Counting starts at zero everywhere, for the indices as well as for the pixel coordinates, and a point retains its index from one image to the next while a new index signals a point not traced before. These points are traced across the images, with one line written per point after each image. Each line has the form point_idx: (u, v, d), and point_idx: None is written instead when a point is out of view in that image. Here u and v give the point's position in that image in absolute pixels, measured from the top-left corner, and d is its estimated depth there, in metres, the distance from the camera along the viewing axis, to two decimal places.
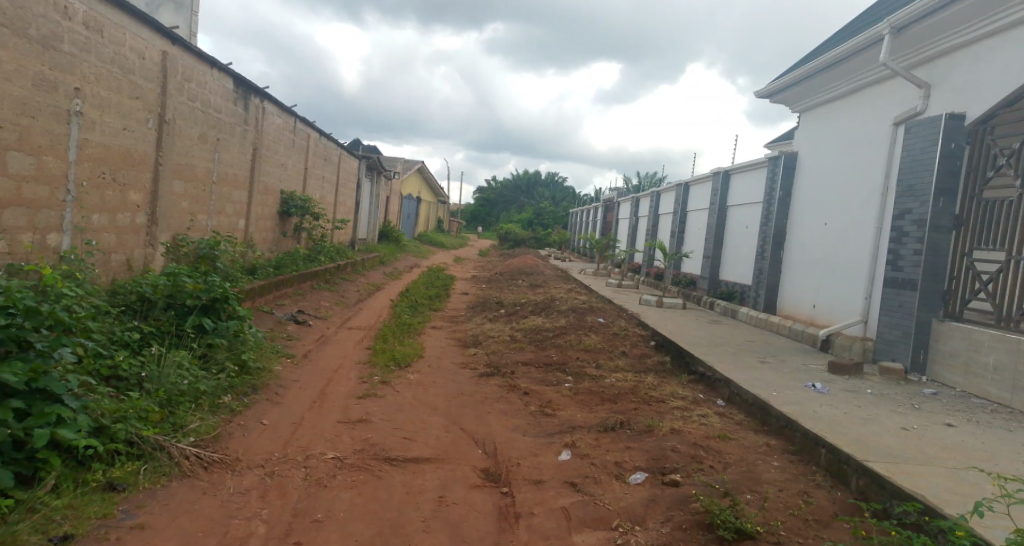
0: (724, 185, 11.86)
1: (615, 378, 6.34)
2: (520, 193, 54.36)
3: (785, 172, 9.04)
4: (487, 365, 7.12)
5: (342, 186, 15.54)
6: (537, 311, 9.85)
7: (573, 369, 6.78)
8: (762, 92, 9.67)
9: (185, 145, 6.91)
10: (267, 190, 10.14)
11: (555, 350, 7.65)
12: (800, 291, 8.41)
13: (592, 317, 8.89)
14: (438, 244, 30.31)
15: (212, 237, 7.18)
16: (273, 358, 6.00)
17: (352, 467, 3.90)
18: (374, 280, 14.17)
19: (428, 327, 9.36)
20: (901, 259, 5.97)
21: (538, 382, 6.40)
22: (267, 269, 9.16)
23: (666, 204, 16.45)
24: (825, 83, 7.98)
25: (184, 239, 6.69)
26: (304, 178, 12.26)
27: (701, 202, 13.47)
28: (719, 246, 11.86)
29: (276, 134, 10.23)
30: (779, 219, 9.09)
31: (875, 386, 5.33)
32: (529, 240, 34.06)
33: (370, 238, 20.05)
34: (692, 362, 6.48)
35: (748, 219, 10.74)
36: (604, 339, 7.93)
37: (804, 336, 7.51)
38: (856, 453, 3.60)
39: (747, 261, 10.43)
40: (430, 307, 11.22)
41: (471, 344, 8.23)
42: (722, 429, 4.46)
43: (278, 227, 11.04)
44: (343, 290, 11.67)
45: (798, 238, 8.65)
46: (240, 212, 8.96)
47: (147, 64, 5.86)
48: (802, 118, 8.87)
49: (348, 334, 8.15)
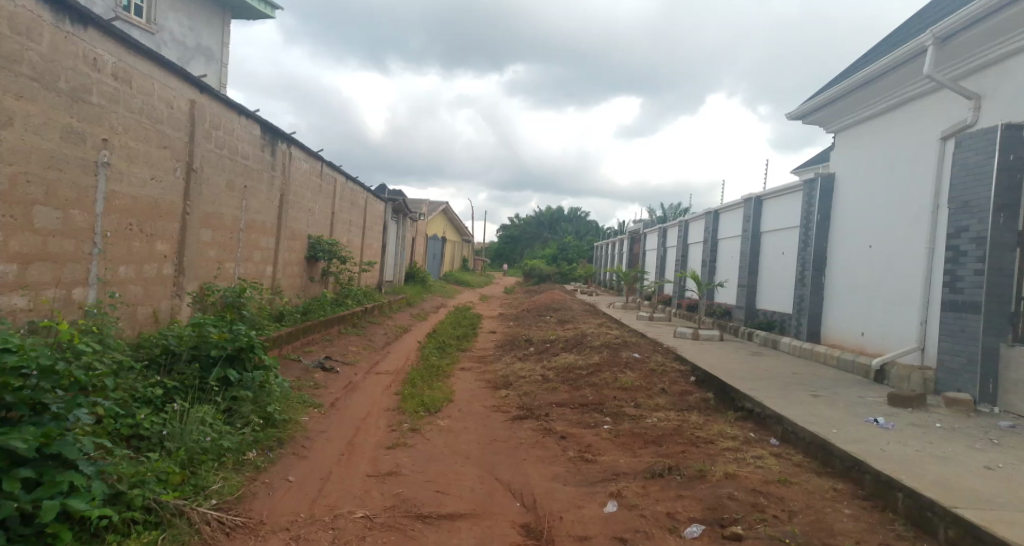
0: (756, 210, 11.56)
1: (657, 418, 5.98)
2: (543, 229, 54.49)
3: (822, 194, 8.73)
4: (520, 407, 6.82)
5: (368, 229, 15.66)
6: (569, 348, 9.54)
7: (611, 409, 6.44)
8: (793, 114, 9.44)
9: (212, 194, 6.96)
10: (294, 236, 10.21)
11: (590, 389, 7.32)
12: (846, 319, 7.95)
13: (627, 352, 8.56)
14: (465, 284, 30.33)
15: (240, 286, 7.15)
16: (301, 408, 5.83)
17: (382, 526, 3.64)
18: (401, 322, 14.05)
19: (457, 369, 9.11)
20: (960, 280, 5.55)
21: (575, 424, 6.07)
22: (295, 315, 9.10)
23: (695, 233, 16.12)
24: (863, 100, 7.74)
25: (212, 286, 6.64)
26: (331, 223, 12.36)
27: (732, 229, 13.14)
28: (754, 274, 11.46)
29: (303, 179, 10.35)
30: (818, 243, 8.72)
31: (943, 419, 4.85)
32: (555, 276, 33.86)
33: (397, 280, 20.11)
34: (739, 398, 6.08)
35: (784, 245, 10.37)
36: (641, 376, 7.57)
37: (855, 366, 7.03)
38: (940, 498, 3.19)
39: (786, 288, 10.00)
40: (458, 348, 10.99)
41: (502, 385, 7.95)
42: (782, 472, 4.08)
43: (305, 272, 11.07)
44: (370, 334, 11.56)
45: (841, 262, 8.26)
46: (267, 259, 8.99)
47: (175, 113, 5.96)
48: (838, 138, 8.60)
49: (376, 380, 7.97)
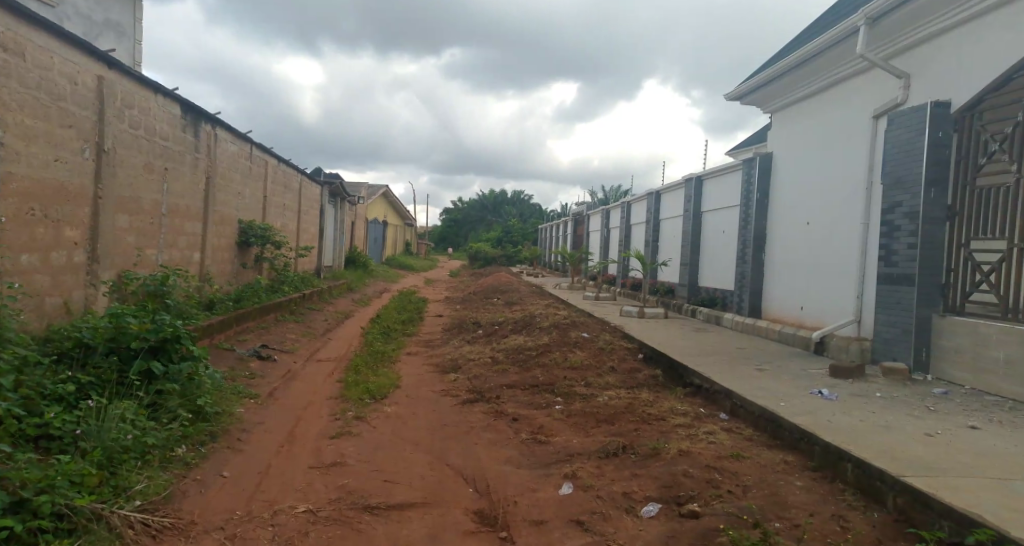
0: (697, 190, 11.77)
1: (608, 396, 5.96)
2: (487, 212, 54.20)
3: (761, 173, 8.95)
4: (469, 391, 6.66)
5: (304, 212, 14.94)
6: (517, 329, 9.44)
7: (562, 389, 6.37)
8: (732, 94, 9.58)
9: (128, 177, 6.32)
10: (223, 219, 9.55)
11: (540, 370, 7.25)
12: (786, 295, 8.21)
13: (576, 332, 8.53)
14: (408, 268, 29.73)
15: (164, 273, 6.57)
16: (234, 399, 5.43)
17: (327, 520, 3.40)
18: (343, 308, 13.55)
19: (403, 354, 8.84)
20: (895, 254, 5.79)
21: (526, 406, 5.97)
22: (227, 302, 8.54)
23: (637, 214, 16.34)
24: (799, 80, 7.92)
25: (129, 272, 6.05)
26: (263, 206, 11.67)
27: (674, 210, 13.37)
28: (696, 252, 11.72)
29: (231, 161, 9.68)
30: (758, 221, 8.96)
31: (881, 388, 5.04)
32: (500, 258, 33.79)
33: (337, 265, 19.41)
34: (687, 374, 6.15)
35: (725, 224, 10.62)
36: (590, 355, 7.55)
37: (795, 340, 7.28)
38: (889, 467, 3.28)
39: (727, 266, 10.26)
40: (404, 333, 10.69)
41: (450, 369, 7.76)
42: (734, 447, 4.11)
43: (237, 258, 10.41)
44: (310, 320, 11.06)
45: (780, 240, 8.51)
46: (194, 244, 8.35)
47: (81, 90, 5.33)
48: (775, 119, 8.79)
49: (318, 368, 7.59)
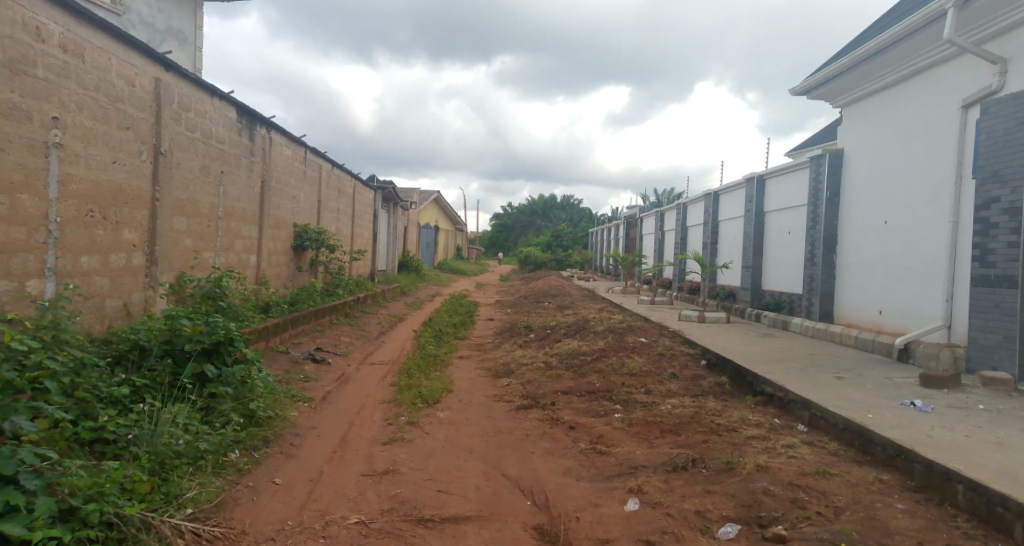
0: (759, 188, 11.18)
1: (671, 405, 5.61)
2: (537, 217, 54.01)
3: (830, 169, 8.36)
4: (523, 396, 6.44)
5: (358, 217, 15.15)
6: (571, 333, 9.16)
7: (620, 397, 6.05)
8: (798, 89, 9.03)
9: (184, 180, 6.47)
10: (279, 224, 9.74)
11: (597, 376, 6.95)
12: (862, 300, 7.59)
13: (633, 337, 8.18)
14: (459, 272, 29.86)
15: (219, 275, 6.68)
16: (288, 403, 5.41)
17: (380, 533, 3.23)
18: (396, 311, 13.62)
19: (455, 358, 8.72)
20: (993, 253, 5.18)
21: (583, 414, 5.70)
22: (282, 306, 8.66)
23: (695, 214, 15.73)
24: (874, 71, 7.35)
25: (188, 276, 6.17)
26: (317, 211, 11.88)
27: (734, 208, 12.77)
28: (760, 253, 11.11)
29: (285, 165, 9.86)
30: (828, 220, 8.36)
31: (983, 399, 4.48)
32: (550, 262, 33.52)
33: (390, 269, 19.65)
34: (757, 381, 5.71)
35: (790, 224, 10.00)
36: (649, 361, 7.19)
37: (875, 346, 6.68)
38: (1009, 492, 2.83)
39: (795, 267, 9.65)
40: (456, 336, 10.59)
41: (503, 373, 7.56)
42: (819, 463, 3.71)
43: (293, 262, 10.60)
44: (363, 323, 11.14)
45: (853, 241, 7.90)
46: (250, 247, 8.52)
47: (138, 92, 5.47)
48: (847, 113, 8.20)
49: (371, 370, 7.57)
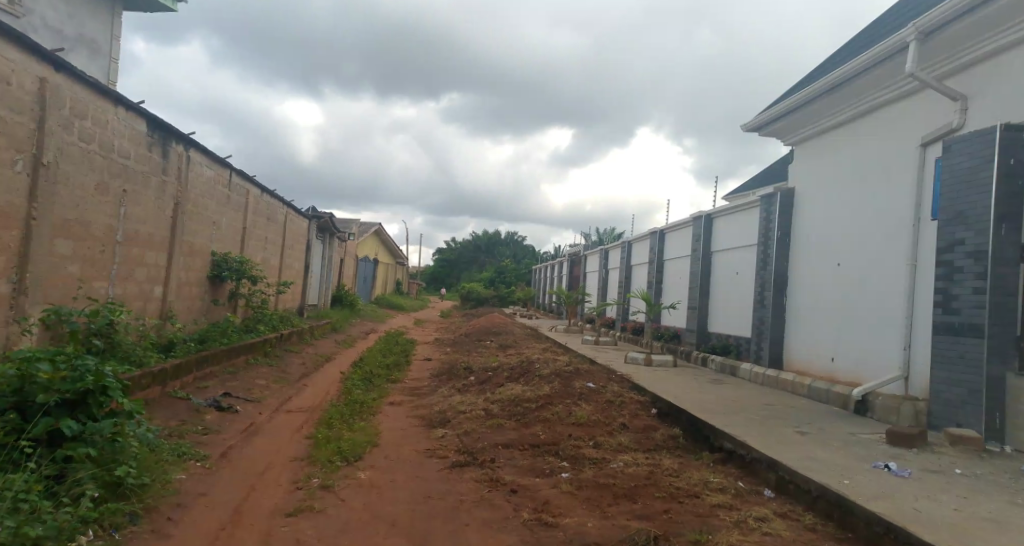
0: (707, 229, 11.16)
1: (622, 463, 5.05)
2: (480, 253, 53.64)
3: (783, 210, 8.35)
4: (460, 451, 5.74)
5: (287, 246, 14.11)
6: (514, 377, 8.53)
7: (568, 452, 5.45)
8: (750, 126, 9.08)
9: (74, 198, 5.51)
10: (193, 250, 8.71)
11: (541, 426, 6.34)
12: (814, 344, 7.44)
13: (580, 381, 7.64)
14: (398, 308, 28.77)
15: (107, 309, 5.65)
16: (173, 469, 4.45)
17: None
18: (324, 350, 12.57)
19: (385, 404, 7.88)
20: (956, 300, 5.03)
21: (526, 472, 5.05)
22: (188, 344, 7.61)
23: (639, 254, 15.66)
24: (827, 108, 7.44)
25: (59, 308, 5.07)
26: (241, 239, 10.88)
27: (680, 249, 12.70)
28: (705, 296, 11.00)
29: (205, 187, 8.91)
30: (779, 261, 8.29)
31: (957, 461, 4.18)
32: (492, 299, 33.00)
33: (322, 303, 18.49)
34: (715, 436, 5.27)
35: (738, 265, 9.94)
36: (597, 410, 6.65)
37: (830, 397, 6.46)
38: None
39: (742, 311, 9.52)
40: (388, 379, 9.74)
41: (438, 423, 6.81)
42: (799, 542, 3.19)
43: (208, 293, 9.50)
44: (285, 364, 10.10)
45: (805, 283, 7.82)
46: (156, 276, 7.50)
47: (16, 91, 4.59)
48: (800, 150, 8.27)
49: (286, 421, 6.64)
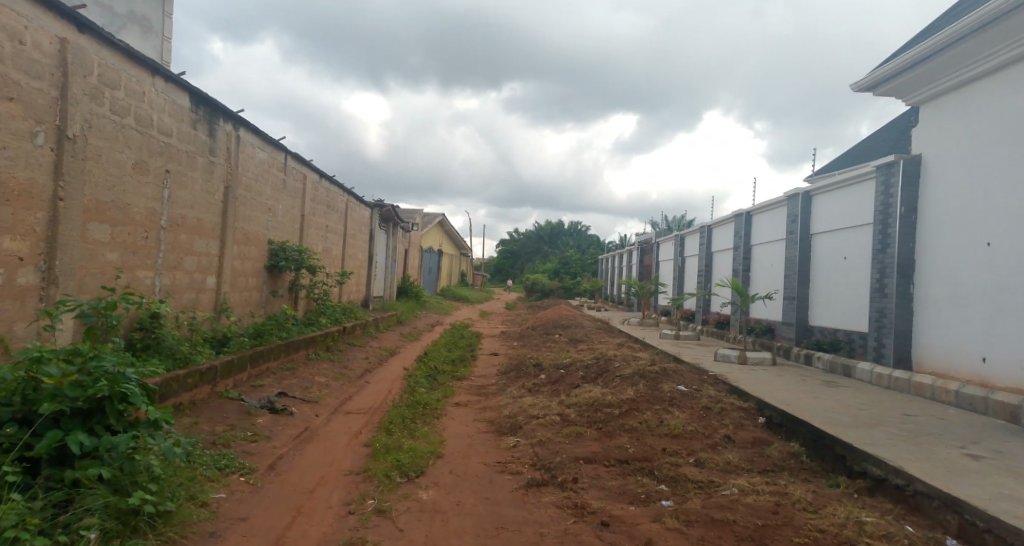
0: (805, 207, 9.85)
1: (736, 490, 4.11)
2: (544, 244, 52.83)
3: (906, 181, 6.98)
4: (534, 467, 4.98)
5: (350, 238, 13.83)
6: (591, 376, 7.65)
7: (665, 473, 4.58)
8: (859, 85, 7.74)
9: (109, 175, 5.18)
10: (247, 241, 8.40)
11: (628, 438, 5.48)
12: (956, 339, 6.10)
13: (668, 383, 6.69)
14: (463, 300, 28.49)
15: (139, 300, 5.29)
16: (203, 486, 3.93)
17: None
18: (388, 344, 12.16)
19: (449, 405, 7.25)
20: None
21: (616, 498, 4.22)
22: (243, 339, 7.27)
23: (722, 239, 14.31)
24: (967, 56, 6.09)
25: (72, 297, 4.66)
26: (300, 228, 10.61)
27: (772, 232, 11.38)
28: (806, 284, 9.70)
29: (257, 170, 8.60)
30: (903, 242, 6.95)
31: None
32: (558, 290, 32.15)
33: (388, 295, 18.30)
34: (851, 454, 4.22)
35: (846, 247, 8.63)
36: (693, 420, 5.71)
37: (989, 407, 5.16)
38: None
39: (855, 301, 8.23)
40: (452, 375, 9.12)
41: (507, 430, 6.08)
42: None
43: (266, 285, 9.18)
44: (347, 360, 9.71)
45: (940, 265, 6.46)
46: (207, 265, 7.22)
47: (30, 53, 4.25)
48: (927, 109, 6.89)
49: (342, 427, 6.12)
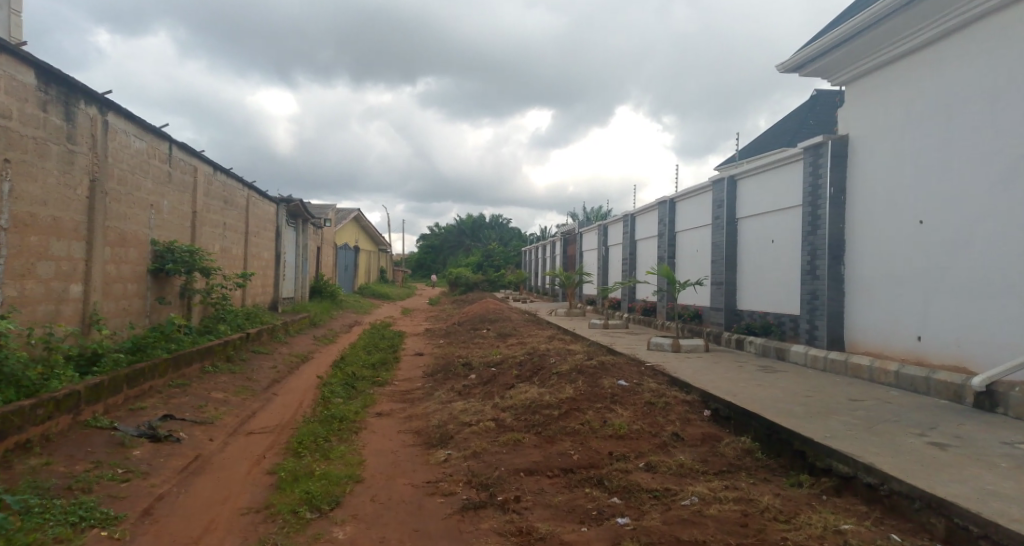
0: (731, 192, 9.92)
1: (697, 499, 3.69)
2: (466, 238, 52.08)
3: (835, 163, 7.21)
4: (470, 485, 4.35)
5: (253, 234, 12.51)
6: (526, 374, 7.15)
7: (616, 482, 4.11)
8: (789, 64, 7.88)
9: None
10: (124, 239, 7.17)
11: (571, 442, 4.99)
12: (893, 318, 6.31)
13: (608, 378, 6.30)
14: (383, 297, 27.25)
15: None
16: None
17: None
18: (300, 349, 11.08)
19: (370, 416, 6.50)
20: None
21: (565, 518, 3.68)
22: (119, 355, 6.07)
23: (646, 227, 14.30)
24: (896, 32, 6.27)
25: None
26: (192, 225, 9.32)
27: (696, 219, 11.43)
28: (733, 269, 9.79)
29: (135, 161, 7.36)
30: (833, 223, 7.18)
31: None
32: (482, 283, 31.64)
33: (300, 296, 16.95)
34: (811, 450, 3.97)
35: (774, 231, 8.75)
36: (638, 417, 5.31)
37: (932, 387, 5.28)
38: None
39: (784, 285, 8.34)
40: (373, 381, 8.34)
41: (438, 442, 5.43)
42: None
43: (151, 290, 7.92)
44: (253, 369, 8.65)
45: (873, 247, 6.68)
46: (70, 271, 5.98)
47: None
48: (858, 87, 7.08)
49: (242, 452, 5.22)
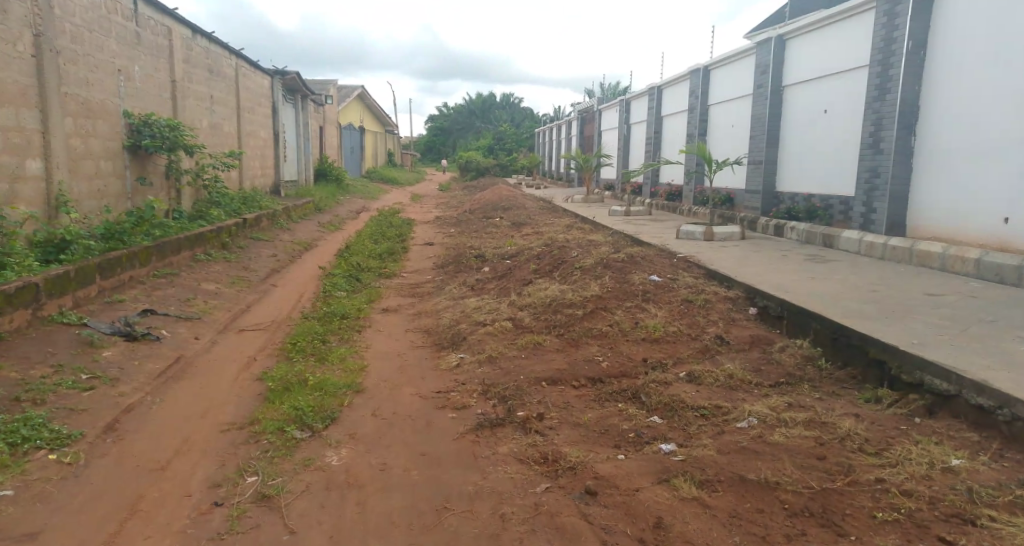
0: (778, 53, 8.56)
1: (756, 422, 3.08)
2: (476, 119, 49.58)
3: (918, 9, 5.88)
4: (485, 397, 3.79)
5: (245, 111, 11.39)
6: (544, 267, 6.47)
7: (655, 397, 3.50)
8: None
9: None
10: (91, 109, 6.23)
11: (598, 347, 4.38)
12: (978, 196, 5.38)
13: (639, 272, 5.59)
14: (393, 183, 26.19)
15: None
16: None
17: None
18: (304, 237, 10.42)
19: (376, 312, 5.94)
20: None
21: (596, 441, 3.11)
22: (93, 243, 5.39)
23: (675, 101, 12.89)
24: None
25: None
26: (172, 96, 8.27)
27: (734, 89, 10.11)
28: (774, 145, 8.69)
29: (92, 15, 6.21)
30: (907, 85, 6.01)
31: None
32: (494, 168, 30.28)
33: (303, 180, 16.04)
34: (895, 360, 3.29)
35: (826, 99, 7.56)
36: (675, 318, 4.65)
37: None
38: None
39: (837, 163, 7.32)
40: (379, 273, 7.73)
41: (449, 343, 4.87)
42: None
43: (130, 170, 7.10)
44: (251, 259, 8.05)
45: (958, 111, 5.55)
46: (24, 145, 5.16)
47: None
48: None
49: (230, 353, 4.70)
